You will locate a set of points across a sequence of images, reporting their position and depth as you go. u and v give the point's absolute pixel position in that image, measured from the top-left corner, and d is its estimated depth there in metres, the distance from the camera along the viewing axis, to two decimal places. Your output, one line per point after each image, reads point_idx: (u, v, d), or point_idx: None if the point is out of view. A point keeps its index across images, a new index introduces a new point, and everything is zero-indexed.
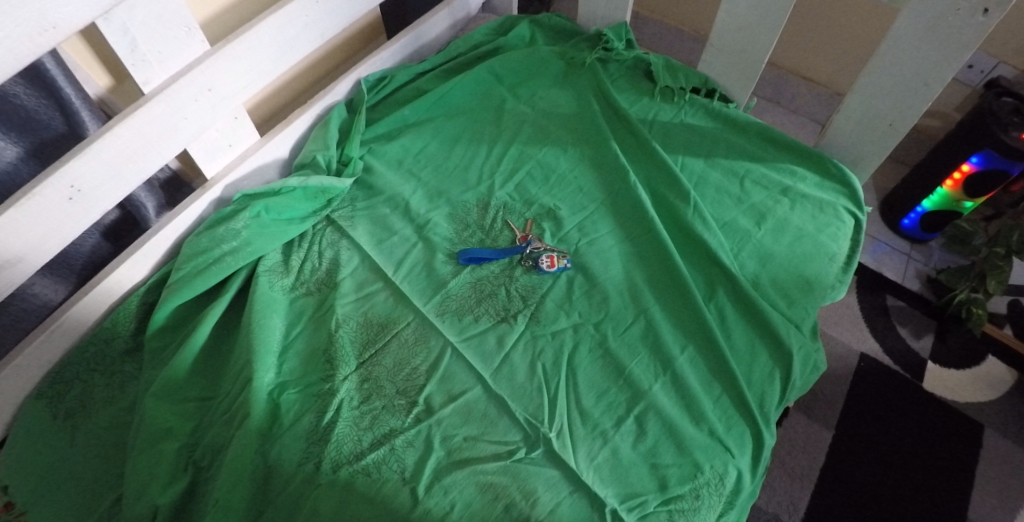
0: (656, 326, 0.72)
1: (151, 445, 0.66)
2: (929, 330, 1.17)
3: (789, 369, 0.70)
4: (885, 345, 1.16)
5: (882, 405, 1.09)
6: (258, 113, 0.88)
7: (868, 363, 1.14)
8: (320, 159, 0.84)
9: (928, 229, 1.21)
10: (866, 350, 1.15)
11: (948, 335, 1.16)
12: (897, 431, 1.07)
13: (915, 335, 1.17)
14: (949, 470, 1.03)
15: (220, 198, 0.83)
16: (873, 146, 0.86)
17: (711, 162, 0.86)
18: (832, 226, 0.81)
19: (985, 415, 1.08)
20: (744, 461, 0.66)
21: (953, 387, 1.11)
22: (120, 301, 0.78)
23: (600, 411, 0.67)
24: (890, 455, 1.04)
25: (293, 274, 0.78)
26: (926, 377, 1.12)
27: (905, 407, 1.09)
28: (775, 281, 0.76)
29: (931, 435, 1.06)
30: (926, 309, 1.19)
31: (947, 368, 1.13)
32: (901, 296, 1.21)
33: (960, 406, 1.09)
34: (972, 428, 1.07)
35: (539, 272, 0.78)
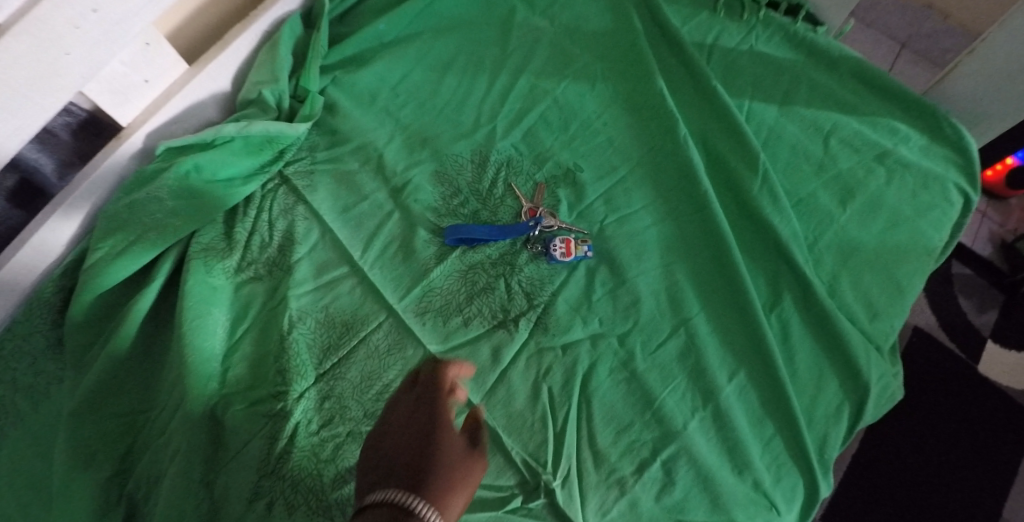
0: (698, 343, 0.56)
1: (71, 478, 0.55)
2: (994, 305, 0.95)
3: (863, 405, 0.55)
4: (942, 318, 0.95)
5: (944, 386, 0.90)
6: (190, 34, 0.66)
7: (922, 339, 0.93)
8: (267, 95, 0.64)
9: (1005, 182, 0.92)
10: (921, 323, 0.95)
11: (1016, 310, 0.95)
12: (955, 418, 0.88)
13: (977, 308, 0.96)
14: (990, 471, 0.86)
15: (144, 149, 0.64)
16: (1002, 105, 0.62)
17: (787, 110, 0.65)
18: (937, 209, 0.61)
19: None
20: (791, 517, 0.54)
21: (1014, 374, 0.91)
22: (36, 285, 0.63)
23: (619, 453, 0.54)
24: (939, 445, 0.87)
25: (237, 252, 0.62)
26: (982, 361, 0.92)
27: (947, 394, 0.90)
28: (857, 284, 0.59)
29: (993, 430, 0.88)
30: (995, 280, 0.97)
31: (1008, 350, 0.93)
32: (968, 262, 0.98)
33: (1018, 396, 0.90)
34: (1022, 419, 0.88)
35: (549, 261, 0.60)
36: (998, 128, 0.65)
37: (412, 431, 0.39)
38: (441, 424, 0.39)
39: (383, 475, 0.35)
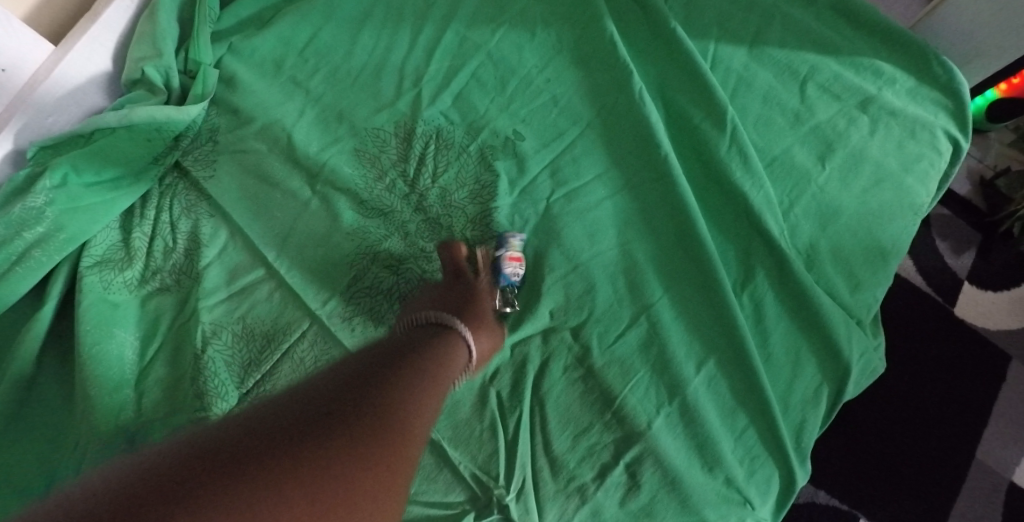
0: (662, 331, 0.50)
1: None
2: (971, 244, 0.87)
3: (843, 386, 0.50)
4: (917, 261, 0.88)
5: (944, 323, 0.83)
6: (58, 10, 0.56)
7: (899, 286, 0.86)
8: (151, 72, 0.55)
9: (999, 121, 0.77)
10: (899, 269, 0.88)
11: (994, 250, 0.87)
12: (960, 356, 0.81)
13: (952, 250, 0.88)
14: (967, 417, 0.78)
15: (16, 150, 0.55)
16: (997, 38, 0.54)
17: (757, 52, 0.56)
18: (925, 160, 0.54)
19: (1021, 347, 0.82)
20: (766, 510, 0.50)
21: (990, 314, 0.83)
22: None
23: (577, 459, 0.49)
24: (947, 387, 0.79)
25: (138, 261, 0.54)
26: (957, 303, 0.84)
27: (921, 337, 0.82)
28: (836, 252, 0.52)
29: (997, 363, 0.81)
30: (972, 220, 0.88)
31: (984, 291, 0.85)
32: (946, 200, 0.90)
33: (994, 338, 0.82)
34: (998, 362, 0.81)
35: (502, 282, 0.50)
36: (993, 64, 0.57)
37: (452, 285, 0.48)
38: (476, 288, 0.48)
39: (432, 306, 0.46)
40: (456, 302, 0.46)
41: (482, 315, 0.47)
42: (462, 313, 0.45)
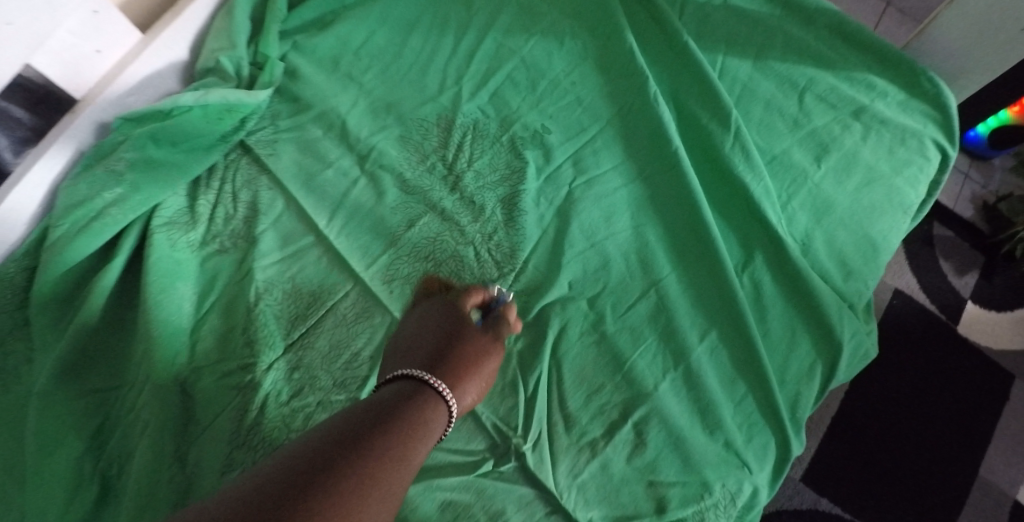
0: (669, 304, 0.56)
1: (42, 458, 0.53)
2: (975, 265, 0.96)
3: (835, 362, 0.54)
4: (926, 280, 0.94)
5: (931, 340, 0.90)
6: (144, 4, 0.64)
7: (901, 301, 0.93)
8: (225, 61, 0.62)
9: (997, 145, 0.95)
10: (902, 285, 0.94)
11: (995, 272, 0.96)
12: (944, 372, 0.89)
13: (958, 270, 0.96)
14: (974, 429, 0.86)
15: (103, 122, 0.62)
16: (979, 59, 0.61)
17: (761, 65, 0.63)
18: (912, 165, 0.60)
19: (1014, 363, 0.91)
20: (763, 476, 0.54)
21: (991, 332, 0.92)
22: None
23: (589, 416, 0.54)
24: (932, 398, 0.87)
25: (201, 224, 0.60)
26: (962, 322, 0.92)
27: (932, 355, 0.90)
28: (831, 242, 0.58)
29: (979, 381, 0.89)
30: (975, 241, 0.97)
31: (987, 310, 0.94)
32: (949, 223, 0.98)
33: (995, 355, 0.91)
34: (1002, 380, 0.89)
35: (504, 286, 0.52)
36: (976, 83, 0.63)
37: (438, 327, 0.45)
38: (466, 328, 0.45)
39: (415, 356, 0.43)
40: (434, 352, 0.43)
41: (468, 361, 0.43)
42: (444, 367, 0.42)
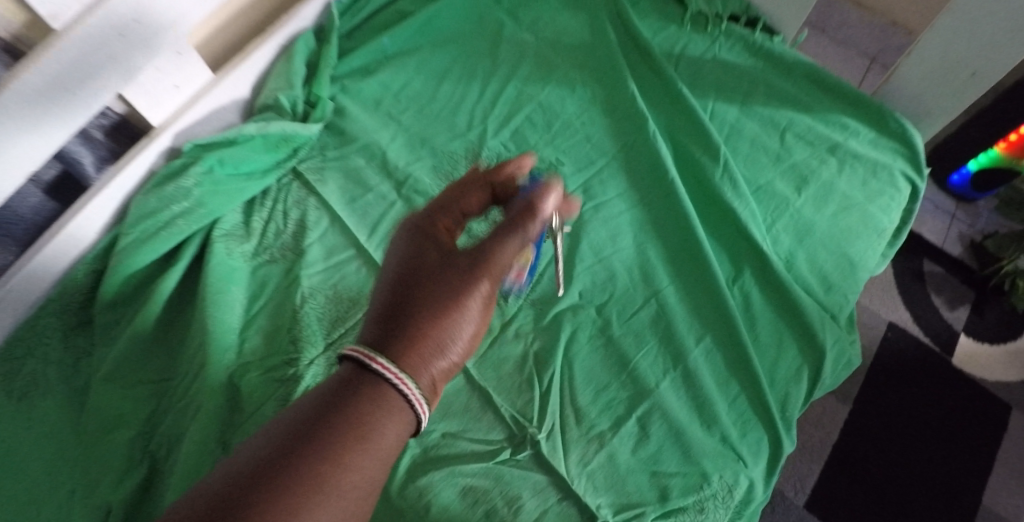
0: (668, 312, 0.63)
1: (104, 434, 0.60)
2: (965, 301, 1.00)
3: (819, 366, 0.60)
4: (918, 314, 0.99)
5: (924, 374, 0.95)
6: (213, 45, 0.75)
7: (896, 334, 0.98)
8: (283, 99, 0.72)
9: (983, 186, 0.99)
10: (895, 319, 0.99)
11: (986, 307, 1.00)
12: (939, 405, 0.93)
13: (949, 304, 1.00)
14: (969, 459, 0.90)
15: (172, 148, 0.71)
16: (940, 101, 0.69)
17: (747, 110, 0.72)
18: (885, 195, 0.67)
19: (1010, 394, 0.94)
20: (757, 470, 0.58)
21: (985, 364, 0.96)
22: (68, 268, 0.68)
23: (597, 410, 0.60)
24: (925, 430, 0.91)
25: (254, 238, 0.69)
26: (956, 354, 0.96)
27: (928, 388, 0.94)
28: (812, 260, 0.65)
29: (973, 413, 0.93)
30: (965, 277, 1.01)
31: (980, 344, 0.97)
32: (939, 261, 1.03)
33: (989, 386, 0.95)
34: (998, 410, 0.93)
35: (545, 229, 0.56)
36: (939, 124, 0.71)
37: (403, 283, 0.43)
38: (430, 283, 0.43)
39: (376, 321, 0.42)
40: (393, 315, 0.42)
41: (426, 324, 0.41)
42: (397, 337, 0.41)
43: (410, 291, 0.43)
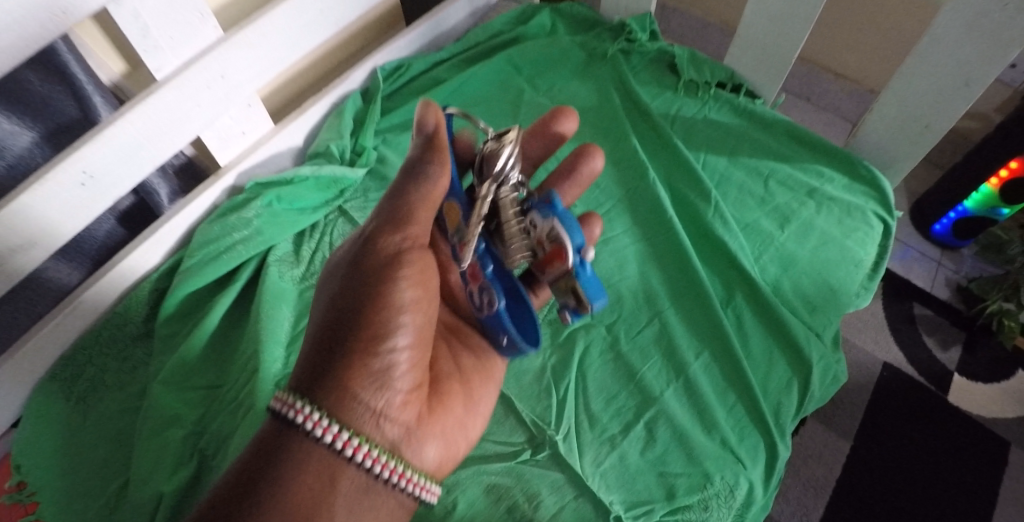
0: (669, 330, 0.71)
1: (157, 432, 0.65)
2: (956, 341, 1.03)
3: (808, 378, 0.67)
4: (910, 354, 1.02)
5: (920, 411, 0.96)
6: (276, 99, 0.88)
7: (890, 374, 1.00)
8: (334, 148, 0.82)
9: (965, 232, 1.05)
10: (890, 359, 1.01)
11: (977, 346, 1.02)
12: (938, 441, 0.94)
13: (942, 345, 1.03)
14: (973, 495, 0.90)
15: (234, 186, 0.81)
16: (903, 150, 0.79)
17: (734, 160, 0.83)
18: (859, 231, 0.76)
19: (1010, 430, 0.95)
20: (756, 473, 0.64)
21: (981, 402, 0.97)
22: (131, 287, 0.76)
23: (609, 415, 0.66)
24: (925, 468, 0.92)
25: (303, 265, 0.78)
26: (952, 391, 0.98)
27: (924, 424, 0.95)
28: (797, 286, 0.73)
29: (972, 449, 0.93)
30: (954, 319, 1.05)
31: (974, 381, 0.99)
32: (929, 304, 1.06)
33: (988, 422, 0.96)
34: (999, 445, 0.94)
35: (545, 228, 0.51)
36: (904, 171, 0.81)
37: (332, 321, 0.51)
38: (351, 320, 0.50)
39: (309, 361, 0.50)
40: (323, 357, 0.50)
41: (350, 365, 0.49)
42: (325, 380, 0.48)
43: (336, 332, 0.50)
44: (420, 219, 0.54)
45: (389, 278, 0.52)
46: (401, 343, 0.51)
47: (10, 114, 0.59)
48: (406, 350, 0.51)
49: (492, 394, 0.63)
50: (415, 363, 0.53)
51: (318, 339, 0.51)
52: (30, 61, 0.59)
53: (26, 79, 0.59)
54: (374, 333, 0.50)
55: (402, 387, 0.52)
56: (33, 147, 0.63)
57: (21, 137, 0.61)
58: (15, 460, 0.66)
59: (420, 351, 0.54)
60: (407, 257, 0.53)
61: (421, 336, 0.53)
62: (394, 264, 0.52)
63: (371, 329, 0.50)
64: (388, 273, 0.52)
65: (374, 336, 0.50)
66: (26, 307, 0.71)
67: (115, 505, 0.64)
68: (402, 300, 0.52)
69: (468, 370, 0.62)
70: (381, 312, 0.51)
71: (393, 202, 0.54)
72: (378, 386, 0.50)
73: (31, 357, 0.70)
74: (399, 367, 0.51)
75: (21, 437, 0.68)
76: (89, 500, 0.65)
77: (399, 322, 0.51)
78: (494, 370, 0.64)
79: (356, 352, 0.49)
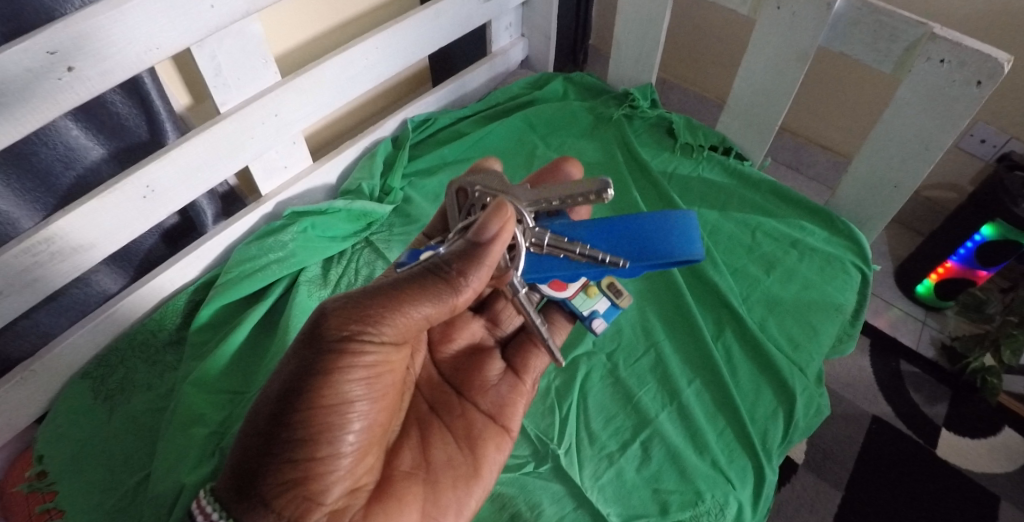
0: (665, 359, 0.76)
1: (182, 429, 0.69)
2: (943, 398, 1.06)
3: (793, 407, 0.72)
4: (899, 409, 1.05)
5: (909, 463, 0.99)
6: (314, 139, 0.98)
7: (879, 426, 1.03)
8: (365, 186, 0.91)
9: (946, 294, 1.13)
10: (878, 412, 1.05)
11: (962, 402, 1.06)
12: (927, 495, 0.96)
13: (929, 401, 1.06)
14: None
15: (271, 213, 0.89)
16: (877, 208, 0.88)
17: (725, 213, 0.91)
18: (838, 278, 0.83)
19: (998, 485, 0.97)
20: (746, 494, 0.67)
21: (970, 457, 1.00)
22: (166, 298, 0.82)
23: (607, 434, 0.71)
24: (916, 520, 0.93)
25: (330, 287, 0.84)
26: (940, 445, 1.01)
27: (913, 477, 0.97)
28: (781, 325, 0.79)
29: (962, 504, 0.95)
30: (940, 376, 1.09)
31: (961, 436, 1.02)
32: (915, 362, 1.11)
33: (976, 477, 0.98)
34: (988, 501, 0.95)
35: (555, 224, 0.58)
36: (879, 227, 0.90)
37: (269, 413, 0.48)
38: (285, 423, 0.47)
39: (246, 453, 0.48)
40: (258, 456, 0.47)
41: (282, 476, 0.47)
42: (253, 489, 0.47)
43: (269, 431, 0.47)
44: (400, 319, 0.50)
45: (338, 373, 0.48)
46: (336, 451, 0.48)
47: (88, 131, 0.68)
48: (346, 459, 0.49)
49: (464, 494, 0.58)
50: (352, 471, 0.51)
51: (252, 423, 0.49)
52: (119, 86, 0.68)
53: (109, 101, 0.68)
54: (309, 439, 0.47)
55: (331, 497, 0.49)
56: (101, 162, 0.71)
57: (93, 152, 0.70)
58: (40, 450, 0.70)
59: (362, 460, 0.51)
60: (366, 351, 0.49)
61: (364, 444, 0.51)
62: (348, 360, 0.49)
63: (308, 433, 0.47)
64: (332, 375, 0.48)
65: (310, 442, 0.47)
66: (68, 308, 0.77)
67: (133, 496, 0.68)
68: (353, 405, 0.49)
69: (440, 465, 0.59)
70: (322, 418, 0.48)
71: (394, 280, 0.51)
72: (302, 496, 0.48)
73: (67, 355, 0.74)
74: (331, 478, 0.49)
75: (49, 431, 0.72)
76: (107, 492, 0.68)
77: (338, 426, 0.48)
78: (475, 464, 0.61)
79: (286, 455, 0.47)
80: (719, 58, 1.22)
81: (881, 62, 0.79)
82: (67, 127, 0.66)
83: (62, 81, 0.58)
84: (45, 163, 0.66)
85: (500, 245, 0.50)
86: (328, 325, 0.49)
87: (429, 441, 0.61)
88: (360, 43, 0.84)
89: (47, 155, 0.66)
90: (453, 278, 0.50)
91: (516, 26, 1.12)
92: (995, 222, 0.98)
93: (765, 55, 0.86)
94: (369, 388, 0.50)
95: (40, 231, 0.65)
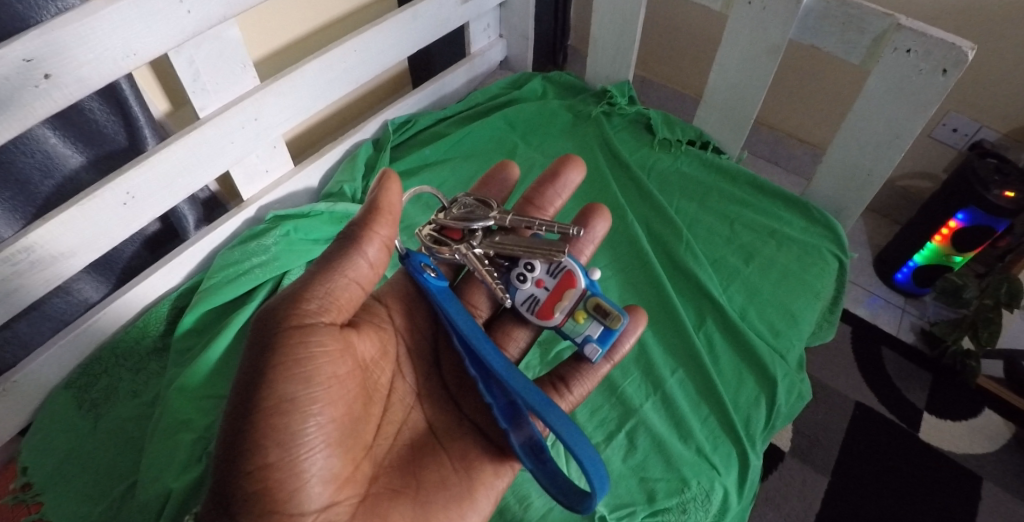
0: (648, 350, 0.77)
1: (169, 434, 0.69)
2: (924, 382, 1.08)
3: (774, 394, 0.73)
4: (881, 394, 1.07)
5: (893, 447, 1.00)
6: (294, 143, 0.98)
7: (863, 412, 1.04)
8: (347, 189, 0.92)
9: (924, 280, 1.15)
10: (862, 398, 1.06)
11: (943, 385, 1.08)
12: (910, 477, 0.97)
13: (911, 386, 1.08)
14: None
15: (254, 217, 0.89)
16: (851, 196, 0.90)
17: (704, 206, 0.93)
18: (816, 267, 0.85)
19: (979, 465, 0.99)
20: (731, 480, 0.68)
21: (951, 439, 1.02)
22: (149, 305, 0.82)
23: (594, 426, 0.72)
24: (901, 503, 0.95)
25: None
26: (922, 428, 1.03)
27: (897, 460, 0.99)
28: (761, 314, 0.81)
29: (945, 484, 0.97)
30: (920, 361, 1.11)
31: (942, 419, 1.04)
32: (897, 348, 1.13)
33: (958, 458, 1.00)
34: (969, 480, 0.97)
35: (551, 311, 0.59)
36: (855, 215, 0.92)
37: (228, 433, 0.48)
38: (237, 437, 0.47)
39: (217, 478, 0.48)
40: (224, 477, 0.48)
41: (249, 491, 0.47)
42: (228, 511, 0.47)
43: (226, 448, 0.48)
44: (327, 298, 0.53)
45: (276, 374, 0.48)
46: (294, 454, 0.48)
47: (66, 139, 0.68)
48: (308, 462, 0.49)
49: (458, 514, 0.58)
50: (322, 473, 0.50)
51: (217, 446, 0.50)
52: (97, 93, 0.68)
53: (87, 109, 0.68)
54: (257, 446, 0.47)
55: (304, 504, 0.49)
56: (80, 169, 0.71)
57: (72, 160, 0.70)
58: (25, 461, 0.70)
59: (329, 462, 0.51)
60: (305, 347, 0.50)
61: (325, 442, 0.50)
62: (284, 357, 0.49)
63: (255, 440, 0.47)
64: (270, 378, 0.48)
65: (258, 451, 0.47)
66: (50, 317, 0.77)
67: (120, 504, 0.67)
68: (299, 403, 0.49)
69: (432, 484, 0.59)
70: (269, 422, 0.47)
71: (312, 272, 0.54)
72: (267, 508, 0.47)
73: (49, 366, 0.74)
74: (295, 484, 0.48)
75: (34, 441, 0.71)
76: (94, 501, 0.68)
77: (291, 427, 0.48)
78: (468, 485, 0.60)
79: (241, 469, 0.47)
80: (695, 54, 1.23)
81: (851, 54, 0.80)
82: (45, 135, 0.66)
83: (39, 89, 0.58)
84: (24, 172, 0.66)
85: (392, 202, 0.56)
86: (267, 332, 0.50)
87: (419, 460, 0.60)
88: (339, 45, 0.85)
89: (26, 164, 0.66)
90: (361, 237, 0.55)
91: (494, 27, 1.13)
92: (969, 208, 1.00)
93: (738, 50, 0.88)
94: (314, 384, 0.50)
95: (18, 240, 0.64)
